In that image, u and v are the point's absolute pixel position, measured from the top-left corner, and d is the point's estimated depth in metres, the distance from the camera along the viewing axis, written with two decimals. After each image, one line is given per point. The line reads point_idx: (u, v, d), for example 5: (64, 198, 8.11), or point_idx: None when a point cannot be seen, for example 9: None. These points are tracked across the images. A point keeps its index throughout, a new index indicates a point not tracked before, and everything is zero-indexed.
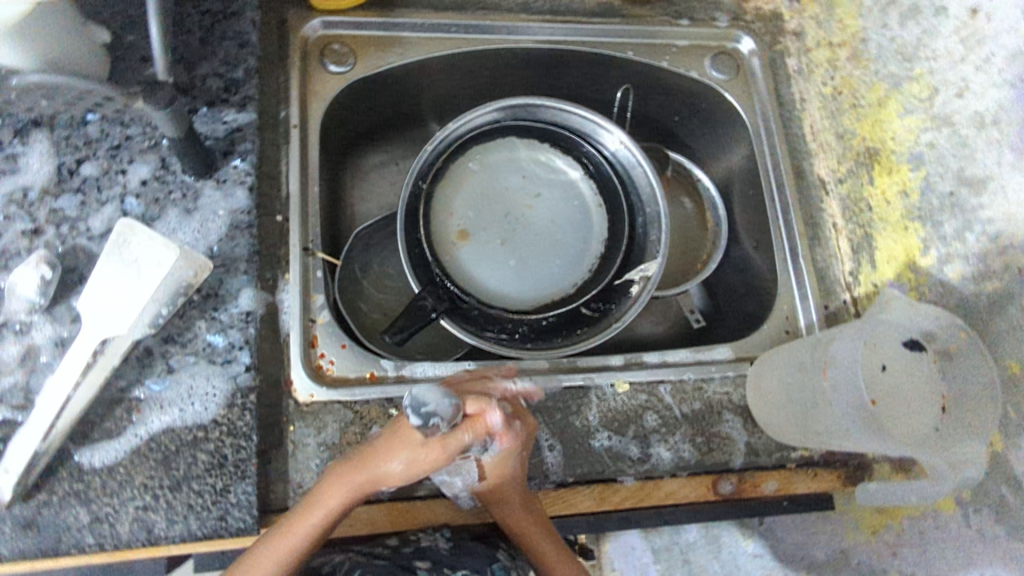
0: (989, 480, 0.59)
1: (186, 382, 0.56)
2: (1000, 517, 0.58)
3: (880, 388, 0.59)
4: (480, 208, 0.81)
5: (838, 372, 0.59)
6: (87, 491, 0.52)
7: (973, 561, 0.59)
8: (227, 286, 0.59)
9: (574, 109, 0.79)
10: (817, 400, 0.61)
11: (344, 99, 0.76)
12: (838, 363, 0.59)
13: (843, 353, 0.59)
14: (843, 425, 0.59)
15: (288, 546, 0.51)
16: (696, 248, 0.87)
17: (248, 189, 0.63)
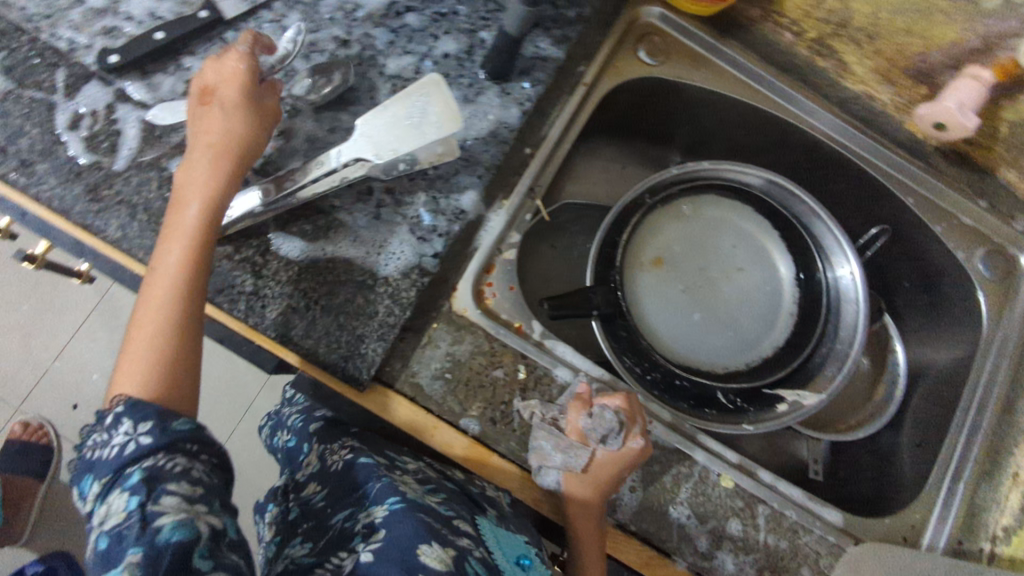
0: None
1: (384, 234, 0.58)
2: None
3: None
4: (684, 249, 0.80)
5: None
6: (261, 266, 0.56)
7: None
8: (458, 178, 0.62)
9: (827, 218, 0.75)
10: None
11: (633, 87, 0.78)
12: None
13: None
14: None
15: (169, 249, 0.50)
16: (850, 410, 0.83)
17: (523, 111, 0.66)
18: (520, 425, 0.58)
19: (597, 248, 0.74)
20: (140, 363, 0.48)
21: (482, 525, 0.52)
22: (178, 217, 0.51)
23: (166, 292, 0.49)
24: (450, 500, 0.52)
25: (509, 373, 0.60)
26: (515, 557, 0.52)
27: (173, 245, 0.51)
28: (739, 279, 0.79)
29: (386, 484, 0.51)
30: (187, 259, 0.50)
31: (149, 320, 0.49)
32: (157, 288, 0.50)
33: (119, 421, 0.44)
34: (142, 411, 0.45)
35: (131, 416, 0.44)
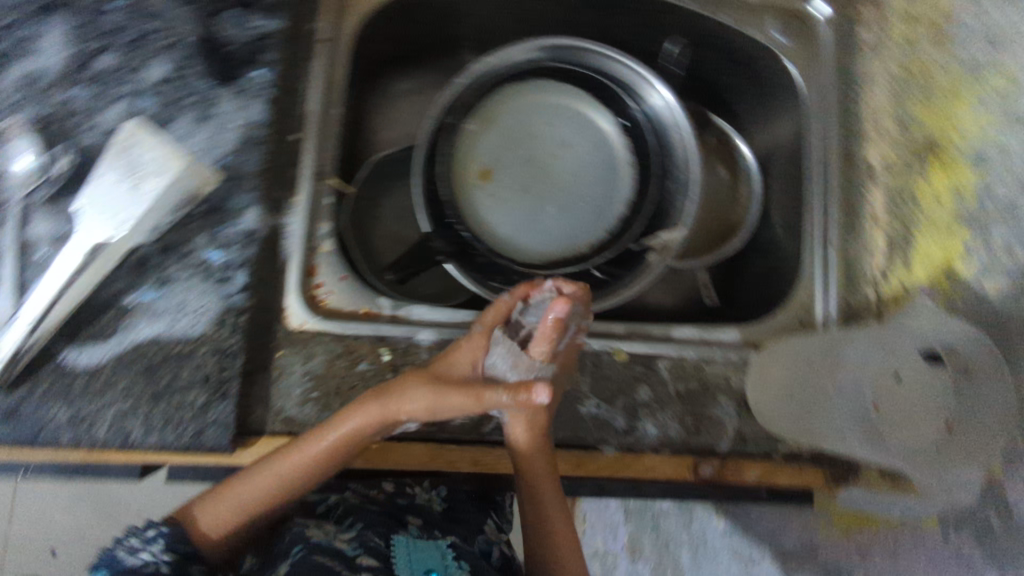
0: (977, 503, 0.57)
1: (181, 294, 0.54)
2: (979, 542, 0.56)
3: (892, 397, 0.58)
4: (507, 150, 0.77)
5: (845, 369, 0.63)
6: (70, 390, 0.52)
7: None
8: (232, 202, 0.57)
9: (619, 58, 0.72)
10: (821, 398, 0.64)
11: (379, 18, 0.72)
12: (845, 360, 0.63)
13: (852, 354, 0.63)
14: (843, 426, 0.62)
15: (294, 467, 0.55)
16: (721, 220, 0.83)
17: (266, 103, 0.59)
18: None
19: (419, 198, 0.69)
20: (225, 510, 0.57)
21: (395, 552, 0.59)
22: (291, 458, 0.55)
23: (270, 482, 0.56)
24: (364, 530, 0.59)
25: (375, 363, 0.59)
26: (424, 571, 0.58)
27: (275, 458, 0.56)
28: (569, 153, 0.78)
29: (299, 531, 0.57)
30: (325, 468, 0.57)
31: (243, 491, 0.57)
32: (258, 479, 0.56)
33: (152, 539, 0.55)
34: (177, 537, 0.55)
35: (162, 541, 0.55)
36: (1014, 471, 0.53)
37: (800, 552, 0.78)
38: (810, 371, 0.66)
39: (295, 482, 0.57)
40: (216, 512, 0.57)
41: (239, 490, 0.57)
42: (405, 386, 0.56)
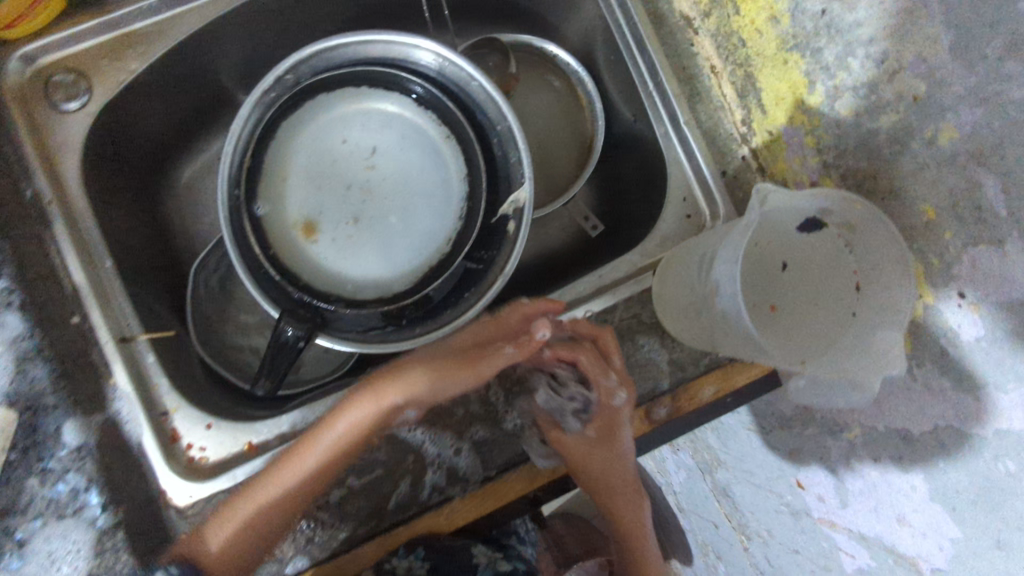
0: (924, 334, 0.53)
1: (44, 548, 0.49)
2: (944, 372, 0.52)
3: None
4: (318, 190, 0.68)
5: (723, 293, 0.48)
6: None
7: (924, 413, 0.56)
8: (42, 428, 0.51)
9: (369, 36, 0.64)
10: (714, 327, 0.52)
11: (104, 135, 0.62)
12: (720, 285, 0.49)
13: (723, 273, 0.48)
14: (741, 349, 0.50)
15: (304, 462, 0.52)
16: (571, 140, 0.74)
17: (21, 309, 0.51)
18: (333, 515, 0.57)
19: (242, 275, 0.62)
20: (231, 530, 0.52)
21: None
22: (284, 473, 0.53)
23: (286, 484, 0.52)
24: None
25: None
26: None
27: (273, 478, 0.52)
28: (382, 157, 0.69)
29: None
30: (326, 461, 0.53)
31: (240, 506, 0.52)
32: (263, 486, 0.52)
33: None
34: (192, 570, 0.50)
35: None
36: (943, 295, 0.49)
37: (801, 417, 0.75)
38: (693, 281, 0.56)
39: (293, 495, 0.52)
40: (223, 536, 0.52)
41: (253, 497, 0.52)
42: (401, 371, 0.53)
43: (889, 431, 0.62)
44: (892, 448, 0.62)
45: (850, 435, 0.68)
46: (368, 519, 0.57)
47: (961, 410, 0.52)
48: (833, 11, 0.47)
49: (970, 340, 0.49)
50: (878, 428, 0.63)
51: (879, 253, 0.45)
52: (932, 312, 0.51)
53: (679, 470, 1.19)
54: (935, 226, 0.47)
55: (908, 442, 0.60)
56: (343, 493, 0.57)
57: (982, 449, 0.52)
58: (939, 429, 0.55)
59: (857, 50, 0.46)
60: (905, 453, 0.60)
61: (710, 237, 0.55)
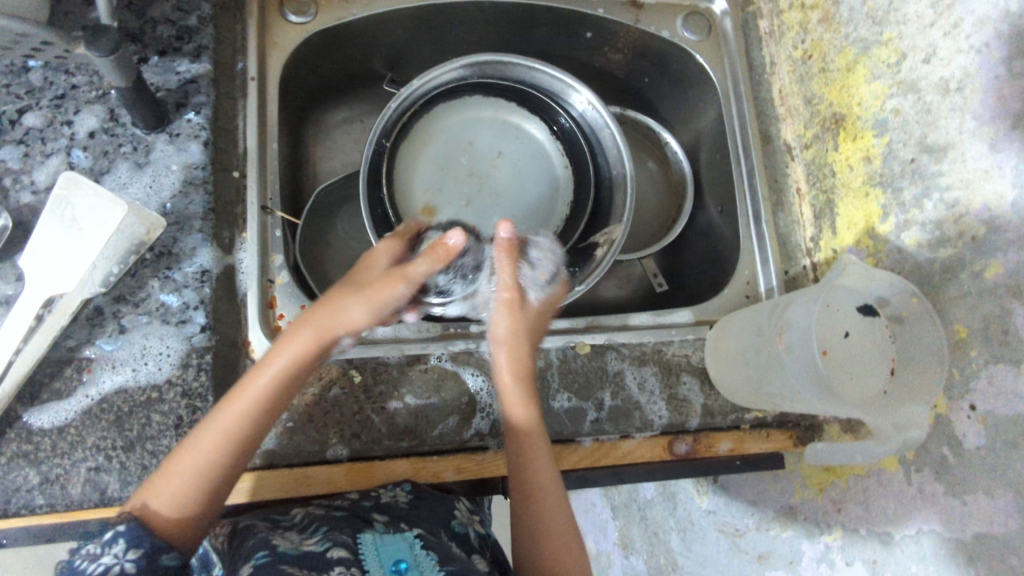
0: (930, 441, 0.58)
1: (140, 342, 0.54)
2: (940, 477, 0.57)
3: (843, 350, 0.59)
4: (446, 170, 0.78)
5: (790, 334, 0.60)
6: (36, 452, 0.51)
7: (911, 516, 0.60)
8: (181, 244, 0.57)
9: (542, 67, 0.74)
10: (772, 363, 0.62)
11: (302, 53, 0.73)
12: (791, 325, 0.60)
13: (797, 315, 0.60)
14: (796, 387, 0.61)
15: (235, 412, 0.48)
16: (662, 215, 0.87)
17: (204, 143, 0.61)
18: (381, 420, 0.60)
19: (366, 217, 0.69)
20: (181, 482, 0.46)
21: (361, 542, 0.48)
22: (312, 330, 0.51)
23: (259, 412, 0.49)
24: (331, 531, 0.49)
25: (345, 386, 0.60)
26: (392, 563, 0.47)
27: (228, 406, 0.49)
28: (506, 160, 0.79)
29: (262, 538, 0.47)
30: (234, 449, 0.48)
31: (195, 457, 0.47)
32: (202, 445, 0.47)
33: (112, 541, 0.43)
34: (141, 534, 0.44)
35: (126, 539, 0.43)
36: (956, 405, 0.55)
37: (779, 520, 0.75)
38: (759, 331, 0.64)
39: (257, 428, 0.49)
40: (170, 490, 0.46)
41: (178, 471, 0.47)
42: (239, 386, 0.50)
43: (871, 536, 0.64)
44: (868, 550, 0.64)
45: (828, 537, 0.68)
46: (403, 435, 0.60)
47: (946, 515, 0.56)
48: (921, 160, 0.60)
49: (970, 449, 0.54)
50: (859, 530, 0.65)
51: (918, 345, 0.56)
52: (942, 421, 0.57)
53: (625, 571, 1.08)
54: (962, 344, 0.56)
55: (886, 545, 0.62)
56: (400, 408, 0.61)
57: (959, 555, 0.55)
58: (921, 532, 0.59)
59: (933, 193, 0.59)
60: (877, 556, 0.63)
61: (786, 294, 0.66)
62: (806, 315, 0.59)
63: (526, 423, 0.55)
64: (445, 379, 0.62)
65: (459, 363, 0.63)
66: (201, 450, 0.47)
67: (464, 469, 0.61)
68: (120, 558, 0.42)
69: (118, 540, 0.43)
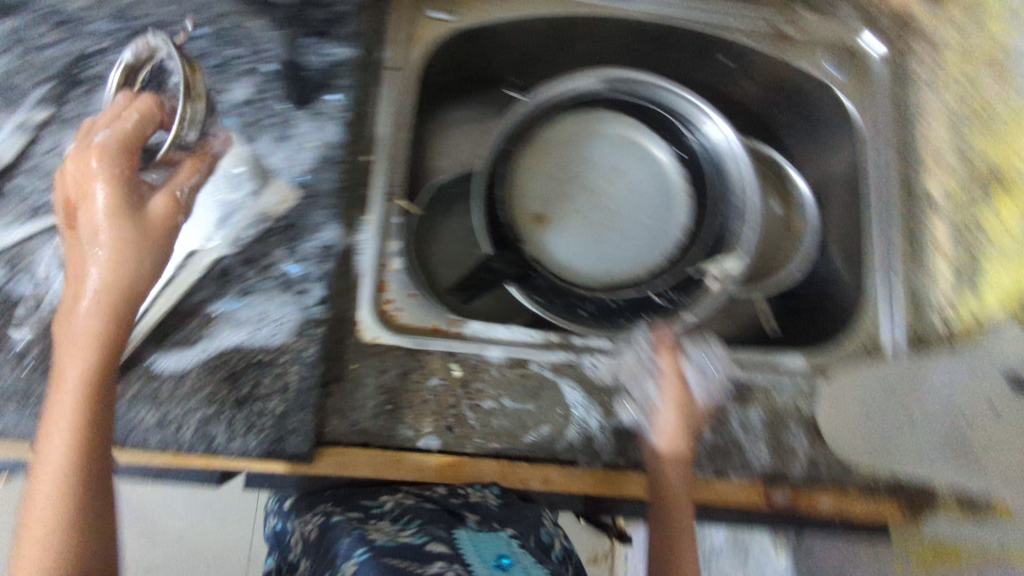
0: None
1: (261, 305, 0.56)
2: None
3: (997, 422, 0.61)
4: (562, 182, 0.78)
5: (930, 395, 0.64)
6: (157, 395, 0.53)
7: None
8: (310, 217, 0.59)
9: (675, 90, 0.74)
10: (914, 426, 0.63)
11: (442, 49, 0.75)
12: (933, 388, 0.64)
13: (944, 380, 0.64)
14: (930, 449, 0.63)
15: (59, 439, 0.46)
16: (778, 246, 0.82)
17: (342, 124, 0.63)
18: (475, 418, 0.59)
19: (478, 218, 0.72)
20: (49, 541, 0.44)
21: (458, 539, 0.54)
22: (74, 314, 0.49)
23: (70, 444, 0.46)
24: (427, 523, 0.55)
25: (445, 377, 0.60)
26: (493, 559, 0.53)
27: (53, 426, 0.46)
28: (623, 180, 0.79)
29: (358, 531, 0.53)
30: (81, 441, 0.46)
31: (41, 506, 0.45)
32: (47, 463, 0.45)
33: None
34: None
35: None
36: None
37: None
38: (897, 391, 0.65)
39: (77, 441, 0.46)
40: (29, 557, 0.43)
41: (36, 514, 0.45)
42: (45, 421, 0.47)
43: None
44: None
45: None
46: (495, 436, 0.59)
47: None
48: None
49: None
50: None
51: None
52: None
53: None
54: None
55: None
56: (496, 409, 0.60)
57: None
58: None
59: None
60: None
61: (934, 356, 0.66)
62: (955, 381, 0.64)
63: (680, 449, 0.59)
64: (545, 387, 0.61)
65: (558, 373, 0.61)
66: (48, 474, 0.45)
67: (550, 481, 0.59)
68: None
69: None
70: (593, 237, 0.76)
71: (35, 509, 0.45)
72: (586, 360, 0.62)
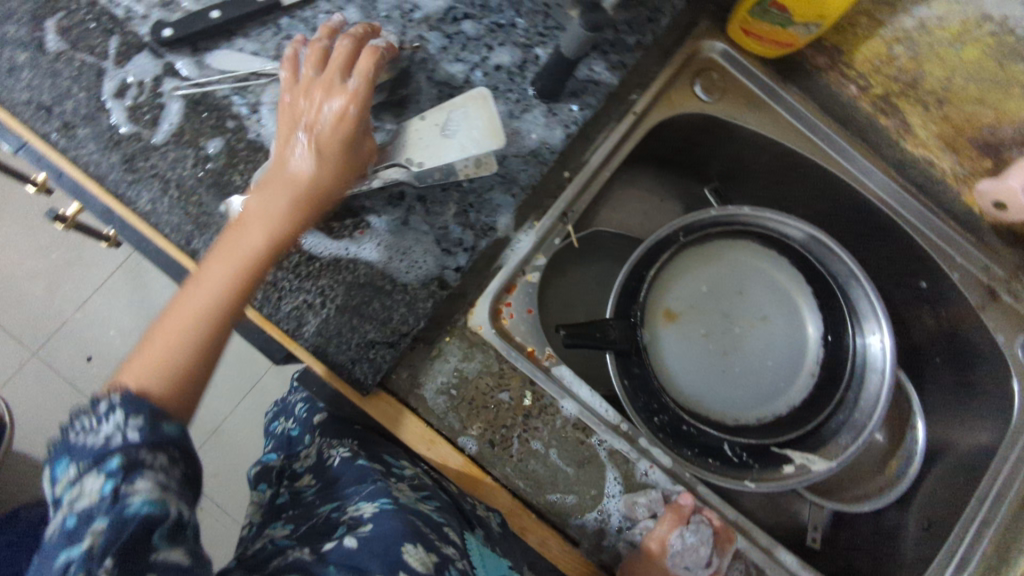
0: None
1: (409, 242, 0.58)
2: None
3: None
4: (708, 295, 0.77)
5: None
6: (283, 259, 0.56)
7: None
8: (493, 195, 0.61)
9: (862, 282, 0.72)
10: None
11: (681, 121, 0.76)
12: None
13: None
14: None
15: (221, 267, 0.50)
16: (859, 476, 0.80)
17: (567, 134, 0.64)
18: (518, 451, 0.59)
19: (620, 281, 0.74)
20: (147, 371, 0.45)
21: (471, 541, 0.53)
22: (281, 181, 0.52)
23: (238, 265, 0.50)
24: (442, 509, 0.53)
25: (514, 398, 0.59)
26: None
27: (222, 261, 0.50)
28: (763, 328, 0.76)
29: (379, 488, 0.52)
30: (228, 289, 0.50)
31: (162, 340, 0.47)
32: (215, 274, 0.50)
33: (105, 404, 0.42)
34: (143, 405, 0.42)
35: (122, 403, 0.42)
36: None
37: None
38: None
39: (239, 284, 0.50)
40: (132, 376, 0.45)
41: (150, 350, 0.47)
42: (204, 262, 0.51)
43: None
44: None
45: None
46: (526, 477, 0.58)
47: None
48: None
49: None
50: None
51: None
52: None
53: None
54: None
55: None
56: (540, 455, 0.59)
57: None
58: None
59: None
60: None
61: None
62: None
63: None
64: (592, 462, 0.60)
65: (612, 459, 0.60)
66: (187, 307, 0.49)
67: (546, 548, 0.57)
68: (123, 426, 0.41)
69: (118, 410, 0.42)
70: (706, 359, 0.75)
71: (191, 297, 0.49)
72: (642, 464, 0.61)
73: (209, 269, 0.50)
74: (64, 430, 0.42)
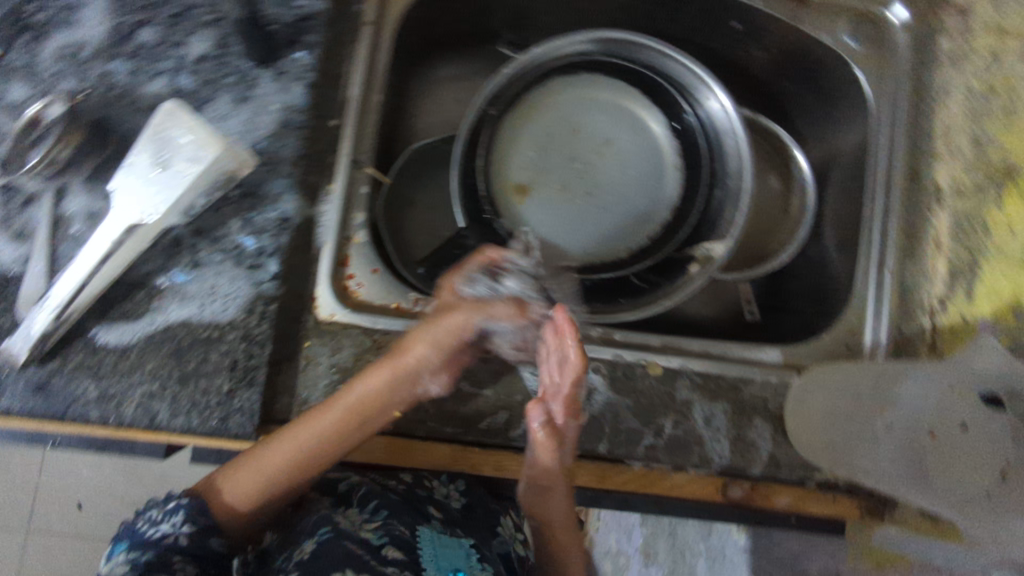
0: None
1: (211, 279, 0.54)
2: None
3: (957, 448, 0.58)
4: (547, 148, 0.73)
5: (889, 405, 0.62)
6: (99, 367, 0.52)
7: None
8: (266, 187, 0.56)
9: (673, 54, 0.67)
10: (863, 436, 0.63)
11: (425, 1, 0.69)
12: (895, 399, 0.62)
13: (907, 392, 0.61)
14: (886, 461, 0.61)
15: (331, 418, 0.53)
16: (771, 228, 0.79)
17: (307, 85, 0.58)
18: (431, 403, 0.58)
19: (456, 186, 0.67)
20: (245, 477, 0.52)
21: (421, 534, 0.56)
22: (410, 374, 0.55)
23: (319, 422, 0.53)
24: (391, 517, 0.55)
25: None
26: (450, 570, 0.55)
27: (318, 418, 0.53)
28: (612, 150, 0.74)
29: (324, 514, 0.55)
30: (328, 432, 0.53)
31: (249, 465, 0.52)
32: (313, 422, 0.52)
33: (173, 511, 0.51)
34: (198, 513, 0.51)
35: (184, 514, 0.51)
36: None
37: None
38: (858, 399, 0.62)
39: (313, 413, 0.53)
40: (233, 489, 0.52)
41: (240, 470, 0.52)
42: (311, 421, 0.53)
43: None
44: None
45: None
46: (449, 420, 0.58)
47: None
48: None
49: None
50: None
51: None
52: None
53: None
54: None
55: None
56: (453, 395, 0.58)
57: None
58: None
59: None
60: None
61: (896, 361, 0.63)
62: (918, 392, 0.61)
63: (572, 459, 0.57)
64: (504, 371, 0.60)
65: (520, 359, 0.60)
66: (278, 451, 0.52)
67: (503, 467, 0.59)
68: (177, 528, 0.50)
69: (178, 512, 0.51)
70: (576, 209, 0.72)
71: (275, 443, 0.52)
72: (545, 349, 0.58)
73: (314, 422, 0.53)
74: (140, 514, 0.53)
